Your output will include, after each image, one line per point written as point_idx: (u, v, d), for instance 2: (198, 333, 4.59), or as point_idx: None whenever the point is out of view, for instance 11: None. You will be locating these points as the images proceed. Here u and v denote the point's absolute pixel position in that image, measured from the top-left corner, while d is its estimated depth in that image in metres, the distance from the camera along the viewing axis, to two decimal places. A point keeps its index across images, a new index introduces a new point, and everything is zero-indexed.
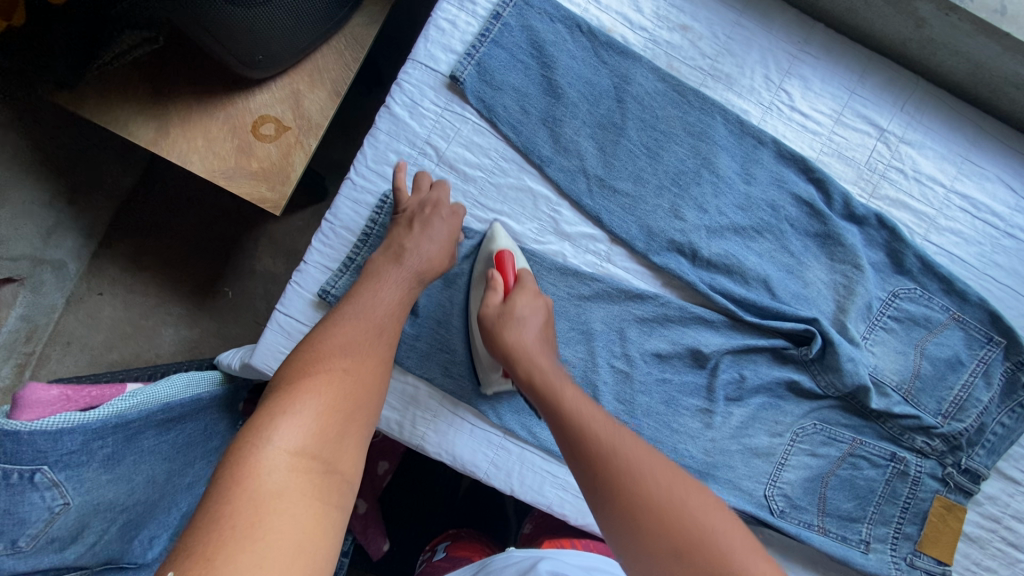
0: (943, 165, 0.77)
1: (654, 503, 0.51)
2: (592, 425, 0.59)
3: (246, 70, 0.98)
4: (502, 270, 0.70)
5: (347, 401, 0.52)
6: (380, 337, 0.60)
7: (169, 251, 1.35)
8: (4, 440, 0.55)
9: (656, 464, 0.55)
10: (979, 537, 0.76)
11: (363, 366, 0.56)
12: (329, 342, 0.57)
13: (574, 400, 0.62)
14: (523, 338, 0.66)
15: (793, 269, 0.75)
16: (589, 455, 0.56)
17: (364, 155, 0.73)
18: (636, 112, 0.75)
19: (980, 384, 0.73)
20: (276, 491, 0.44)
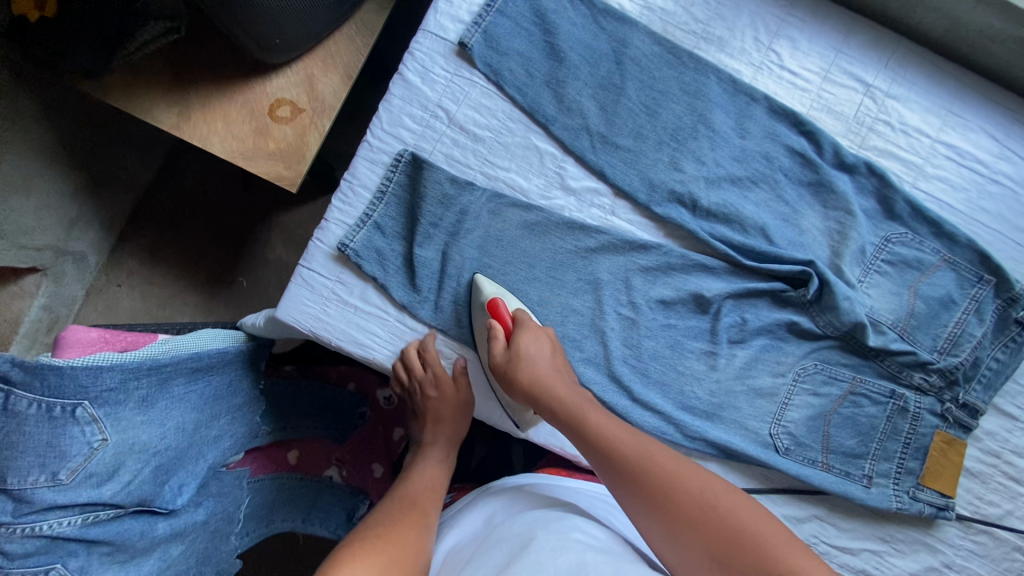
0: (927, 117, 0.82)
1: (699, 518, 0.57)
2: (623, 447, 0.63)
3: (264, 54, 1.04)
4: (498, 317, 0.71)
5: (401, 554, 0.57)
6: (419, 510, 0.67)
7: (186, 244, 1.39)
8: (49, 373, 0.60)
9: (689, 475, 0.60)
10: (980, 472, 0.78)
11: (405, 525, 0.63)
12: (375, 522, 0.63)
13: (602, 425, 0.64)
14: (538, 373, 0.68)
15: (789, 218, 0.79)
16: (627, 479, 0.61)
17: (380, 118, 0.77)
18: (635, 73, 0.79)
19: (973, 320, 0.76)
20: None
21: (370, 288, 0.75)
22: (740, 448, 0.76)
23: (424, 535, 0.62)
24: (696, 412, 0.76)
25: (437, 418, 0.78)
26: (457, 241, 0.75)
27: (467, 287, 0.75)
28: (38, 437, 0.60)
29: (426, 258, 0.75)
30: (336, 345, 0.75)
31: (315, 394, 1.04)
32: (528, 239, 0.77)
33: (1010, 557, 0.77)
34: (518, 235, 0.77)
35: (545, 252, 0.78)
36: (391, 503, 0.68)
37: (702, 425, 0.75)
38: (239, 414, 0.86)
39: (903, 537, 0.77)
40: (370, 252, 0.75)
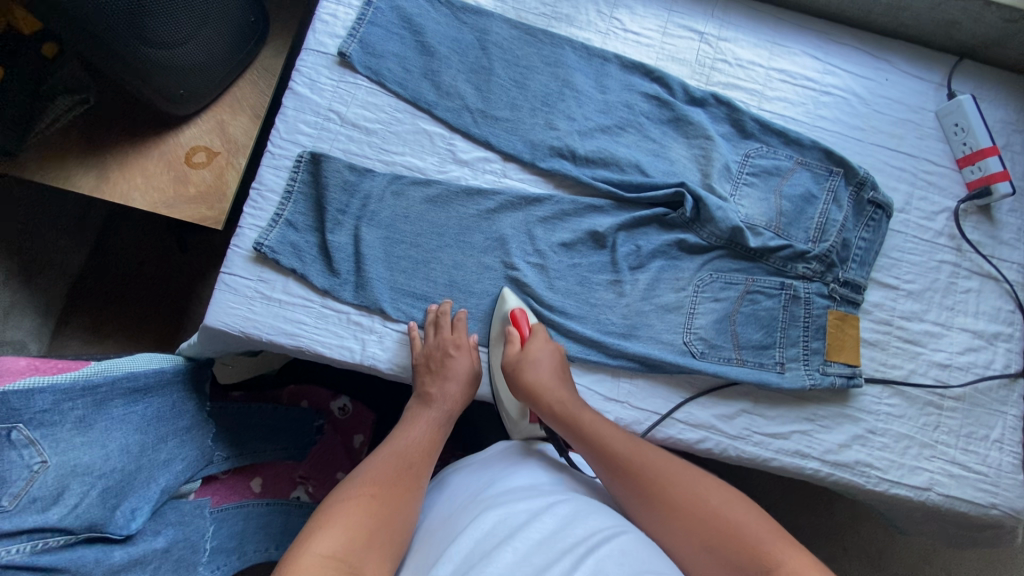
0: (757, 50, 0.95)
1: (680, 504, 0.62)
2: (617, 444, 0.69)
3: (173, 107, 1.12)
4: (517, 326, 0.80)
5: (385, 523, 0.60)
6: (411, 473, 0.67)
7: (131, 314, 1.37)
8: None
9: (682, 476, 0.65)
10: (878, 341, 0.86)
11: (391, 491, 0.63)
12: (365, 475, 0.65)
13: (595, 424, 0.71)
14: (546, 372, 0.76)
15: (659, 152, 0.89)
16: (621, 473, 0.67)
17: (278, 129, 0.84)
18: (500, 55, 0.90)
19: (833, 208, 0.87)
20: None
21: (291, 280, 0.80)
22: (660, 360, 0.82)
23: (410, 504, 0.64)
24: (612, 335, 0.83)
25: (446, 374, 0.78)
26: (371, 225, 0.82)
27: (492, 301, 0.84)
28: None
29: (340, 243, 0.81)
30: (267, 340, 0.79)
31: (268, 416, 1.05)
32: (432, 211, 0.84)
33: (924, 411, 0.84)
34: (423, 209, 0.84)
35: (451, 220, 0.84)
36: (381, 457, 0.68)
37: (620, 345, 0.82)
38: (188, 436, 0.88)
39: (826, 414, 0.83)
40: (286, 247, 0.80)
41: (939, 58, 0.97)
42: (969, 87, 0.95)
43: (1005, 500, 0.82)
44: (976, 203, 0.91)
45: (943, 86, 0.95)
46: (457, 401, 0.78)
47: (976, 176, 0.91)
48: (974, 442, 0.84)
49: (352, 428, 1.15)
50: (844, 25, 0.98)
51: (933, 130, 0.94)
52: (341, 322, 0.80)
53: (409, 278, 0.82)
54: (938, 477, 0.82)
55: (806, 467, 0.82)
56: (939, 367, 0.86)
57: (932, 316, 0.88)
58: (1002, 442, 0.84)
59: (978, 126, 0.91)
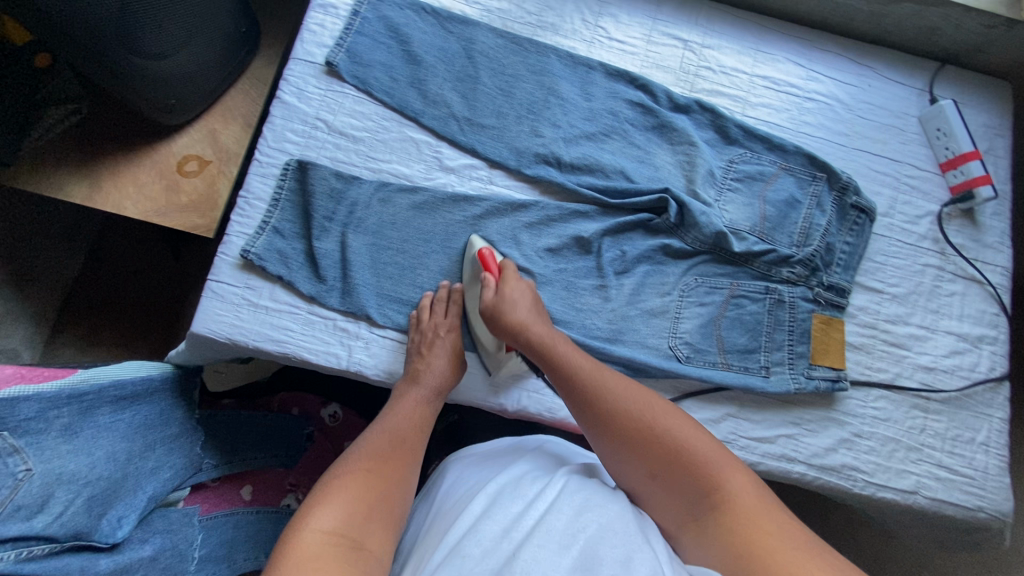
0: (741, 57, 0.96)
1: (641, 433, 0.61)
2: (583, 374, 0.68)
3: (164, 116, 1.13)
4: (487, 267, 0.80)
5: (384, 496, 0.60)
6: (405, 447, 0.67)
7: (124, 322, 1.35)
8: None
9: (640, 401, 0.64)
10: (863, 344, 0.87)
11: (384, 465, 0.63)
12: (359, 451, 0.65)
13: (565, 355, 0.70)
14: (518, 305, 0.75)
15: (644, 158, 0.89)
16: (585, 402, 0.66)
17: (266, 138, 0.85)
18: (486, 64, 0.91)
19: (816, 213, 0.87)
20: (321, 560, 0.50)
21: (278, 287, 0.81)
22: (646, 365, 0.82)
23: (405, 478, 0.64)
24: (598, 340, 0.83)
25: (436, 351, 0.77)
26: (358, 231, 0.83)
27: (463, 246, 0.85)
28: None
29: (327, 250, 0.81)
30: (254, 346, 0.79)
31: (258, 423, 1.05)
32: (419, 218, 0.85)
33: (910, 415, 0.85)
34: (409, 215, 0.85)
35: (437, 226, 0.85)
36: (374, 434, 0.68)
37: (605, 349, 0.82)
38: (176, 444, 0.88)
39: (812, 418, 0.84)
40: (273, 254, 0.81)
41: (922, 64, 0.98)
42: (951, 92, 0.96)
43: (991, 503, 0.82)
44: (959, 206, 0.92)
45: (925, 92, 0.96)
46: (449, 378, 0.77)
47: (959, 180, 0.92)
48: (960, 445, 0.84)
49: (342, 435, 1.15)
50: (827, 32, 0.99)
51: (916, 135, 0.95)
52: (328, 329, 0.80)
53: (395, 284, 0.83)
54: (925, 480, 0.82)
55: (793, 471, 0.82)
56: (925, 370, 0.86)
57: (917, 320, 0.88)
58: (987, 445, 0.84)
59: (960, 130, 0.92)
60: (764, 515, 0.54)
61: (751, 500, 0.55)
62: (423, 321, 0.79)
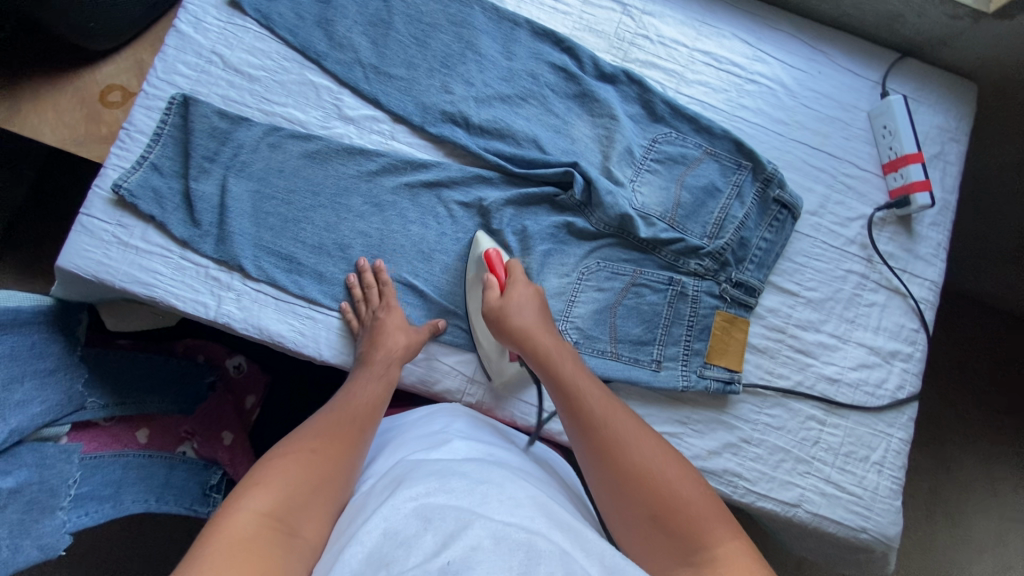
0: (683, 29, 0.88)
1: (636, 467, 0.56)
2: (587, 397, 0.63)
3: (86, 41, 1.07)
4: (493, 267, 0.75)
5: (327, 479, 0.56)
6: (356, 429, 0.63)
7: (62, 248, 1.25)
8: None
9: (651, 445, 0.59)
10: (767, 348, 0.82)
11: (330, 447, 0.59)
12: (306, 432, 0.61)
13: (572, 375, 0.66)
14: (524, 324, 0.70)
15: (560, 128, 0.84)
16: (585, 426, 0.61)
17: (155, 69, 0.80)
18: (403, 9, 0.84)
19: (735, 204, 0.82)
20: (247, 547, 0.46)
21: (150, 228, 0.77)
22: None
23: (350, 462, 0.60)
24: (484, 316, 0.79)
25: (379, 332, 0.74)
26: (241, 176, 0.78)
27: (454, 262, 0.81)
28: None
29: (204, 193, 0.77)
30: (121, 287, 0.76)
31: (155, 368, 1.03)
32: (309, 168, 0.80)
33: (804, 426, 0.81)
34: (299, 164, 0.80)
35: (328, 179, 0.80)
36: (321, 418, 0.64)
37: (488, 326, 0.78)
38: (51, 379, 0.86)
39: (700, 418, 0.80)
40: (147, 192, 0.77)
41: (879, 54, 0.90)
42: (908, 88, 0.89)
43: (875, 525, 0.78)
44: (895, 212, 0.86)
45: (878, 85, 0.89)
46: (398, 355, 0.73)
47: (898, 184, 0.85)
48: (852, 462, 0.80)
49: (245, 388, 1.14)
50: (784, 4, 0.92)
51: (862, 131, 0.88)
52: (200, 276, 0.77)
53: (276, 236, 0.78)
54: (809, 494, 0.79)
55: None
56: (828, 381, 0.82)
57: (829, 328, 0.83)
58: (881, 465, 0.80)
59: (906, 130, 0.84)
60: None
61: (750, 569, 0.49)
62: (364, 308, 0.77)
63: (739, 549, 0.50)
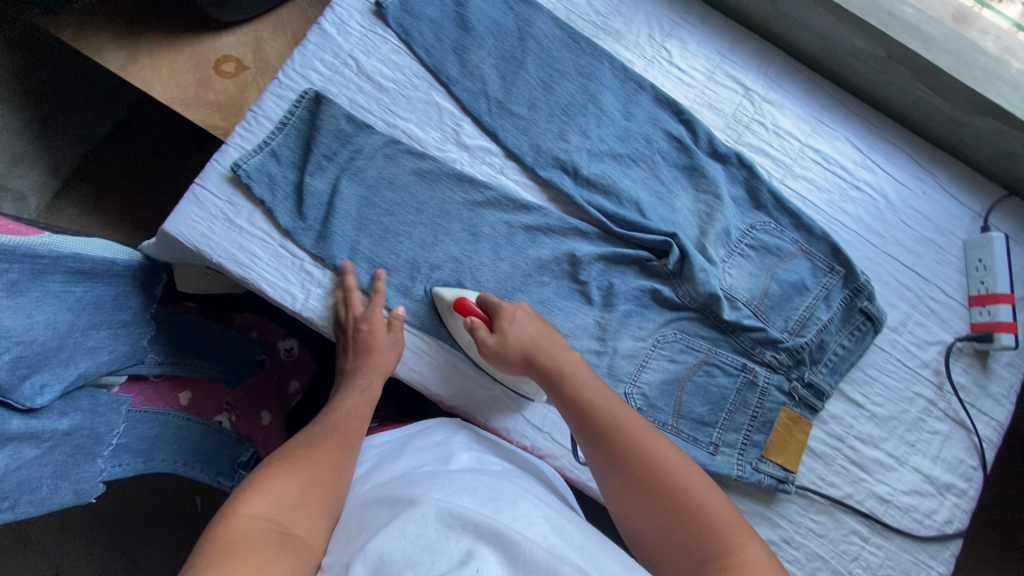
0: (799, 123, 0.90)
1: (651, 478, 0.57)
2: (596, 402, 0.63)
3: (216, 11, 1.10)
4: (470, 309, 0.75)
5: (320, 483, 0.59)
6: (347, 433, 0.66)
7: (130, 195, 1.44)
8: None
9: (664, 449, 0.59)
10: (824, 454, 0.82)
11: (322, 451, 0.62)
12: (297, 440, 0.64)
13: (578, 379, 0.66)
14: (522, 346, 0.71)
15: (663, 196, 0.85)
16: (593, 432, 0.62)
17: (293, 59, 0.83)
18: (535, 51, 0.87)
19: (821, 306, 0.82)
20: (250, 545, 0.48)
21: (257, 211, 0.79)
22: None
23: (342, 464, 0.62)
24: None
25: (360, 345, 0.75)
26: (354, 180, 0.80)
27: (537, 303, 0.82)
28: None
29: (315, 188, 0.79)
30: (217, 262, 0.78)
31: (213, 334, 1.06)
32: (418, 185, 0.82)
33: (847, 539, 0.80)
34: (409, 180, 0.82)
35: (434, 200, 0.82)
36: (314, 426, 0.67)
37: None
38: (122, 331, 0.88)
39: (745, 509, 0.80)
40: (262, 177, 0.79)
41: (984, 186, 0.91)
42: (1008, 226, 0.89)
43: None
44: (974, 345, 0.86)
45: (980, 217, 0.90)
46: (380, 368, 0.74)
47: (982, 319, 0.85)
48: None
49: (291, 372, 1.17)
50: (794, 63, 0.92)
51: (955, 259, 0.88)
52: (294, 267, 0.79)
53: (373, 245, 0.80)
54: None
55: None
56: (878, 500, 0.81)
57: (888, 447, 0.83)
58: None
59: (1001, 268, 0.85)
60: None
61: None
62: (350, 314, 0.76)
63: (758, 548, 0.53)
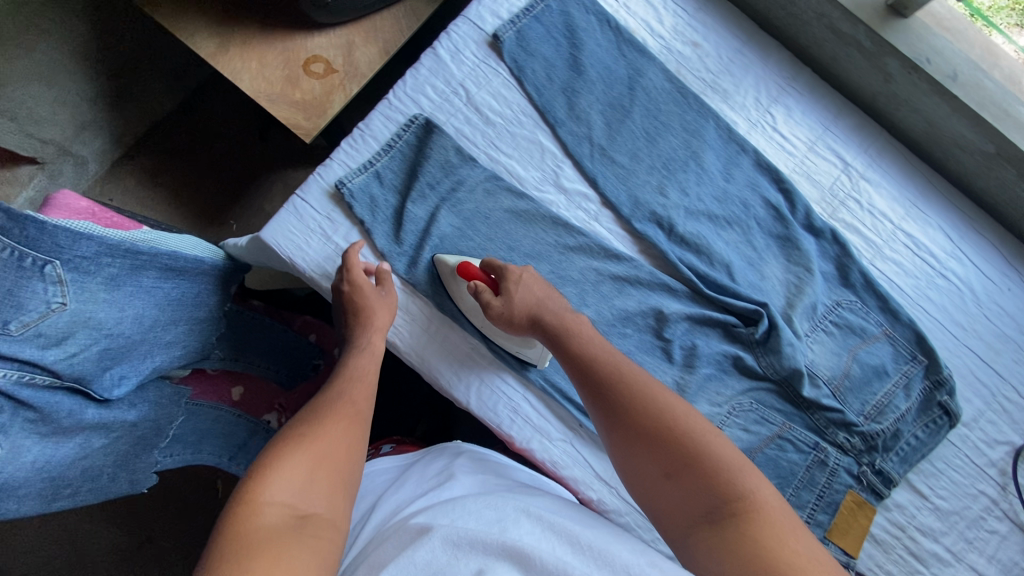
0: (894, 205, 0.89)
1: (651, 424, 0.61)
2: (599, 359, 0.68)
3: (315, 13, 1.08)
4: (473, 275, 0.75)
5: (332, 459, 0.58)
6: (357, 403, 0.66)
7: (188, 174, 1.45)
8: (59, 233, 0.64)
9: (666, 397, 0.63)
10: (885, 542, 0.80)
11: (332, 424, 0.61)
12: (304, 416, 0.63)
13: (587, 337, 0.70)
14: (527, 308, 0.73)
15: (754, 262, 0.85)
16: (597, 389, 0.66)
17: (405, 82, 0.84)
18: (643, 102, 0.86)
19: (900, 394, 0.82)
20: (277, 534, 0.48)
21: (355, 231, 0.80)
22: None
23: (353, 435, 0.62)
24: None
25: (351, 308, 0.74)
26: (454, 211, 0.81)
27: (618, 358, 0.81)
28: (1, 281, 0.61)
29: (415, 215, 0.80)
30: (310, 277, 0.78)
31: (274, 334, 1.05)
32: (514, 223, 0.82)
33: None
34: (505, 217, 0.82)
35: (527, 240, 0.82)
36: (321, 398, 0.66)
37: None
38: (197, 328, 0.87)
39: None
40: (364, 197, 0.80)
41: None
42: None
43: None
44: None
45: None
46: (378, 324, 0.74)
47: None
48: None
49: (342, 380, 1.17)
50: (826, 82, 0.92)
51: None
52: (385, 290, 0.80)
53: None
54: None
55: None
56: None
57: (947, 541, 0.81)
58: None
59: None
60: (783, 520, 0.52)
61: (778, 513, 0.53)
62: (355, 272, 0.75)
63: (760, 479, 0.56)
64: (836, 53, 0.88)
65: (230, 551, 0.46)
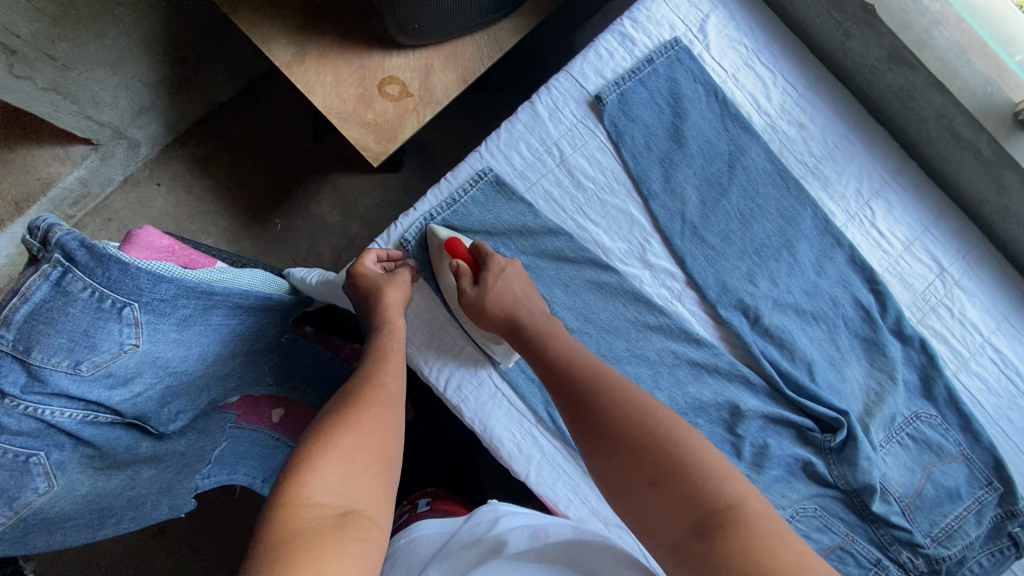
0: (985, 317, 0.85)
1: (682, 477, 0.54)
2: (618, 397, 0.61)
3: (400, 35, 1.03)
4: (456, 253, 0.74)
5: (369, 448, 0.58)
6: (390, 391, 0.65)
7: (237, 165, 1.37)
8: (142, 276, 0.61)
9: (696, 447, 0.56)
10: None
11: (367, 416, 0.60)
12: (336, 408, 0.62)
13: (600, 371, 0.64)
14: (505, 300, 0.71)
15: (836, 362, 0.82)
16: (619, 431, 0.58)
17: (499, 135, 0.81)
18: (741, 181, 0.83)
19: (971, 520, 0.79)
20: (319, 537, 0.47)
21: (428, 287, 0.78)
22: None
23: (389, 426, 0.61)
24: None
25: (367, 293, 0.73)
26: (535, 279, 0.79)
27: None
28: (78, 321, 0.58)
29: None
30: None
31: (324, 363, 1.03)
32: (595, 297, 0.79)
33: None
34: (586, 290, 0.79)
35: (607, 314, 0.79)
36: (349, 390, 0.64)
37: None
38: (253, 360, 0.84)
39: None
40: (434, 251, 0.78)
41: None
42: None
43: None
44: None
45: None
46: (398, 305, 0.73)
47: None
48: None
49: None
50: (930, 180, 0.88)
51: None
52: (450, 347, 0.78)
53: None
54: None
55: None
56: None
57: None
58: None
59: None
60: None
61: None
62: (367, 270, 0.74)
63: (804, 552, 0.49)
64: (948, 152, 0.83)
65: (280, 553, 0.45)
